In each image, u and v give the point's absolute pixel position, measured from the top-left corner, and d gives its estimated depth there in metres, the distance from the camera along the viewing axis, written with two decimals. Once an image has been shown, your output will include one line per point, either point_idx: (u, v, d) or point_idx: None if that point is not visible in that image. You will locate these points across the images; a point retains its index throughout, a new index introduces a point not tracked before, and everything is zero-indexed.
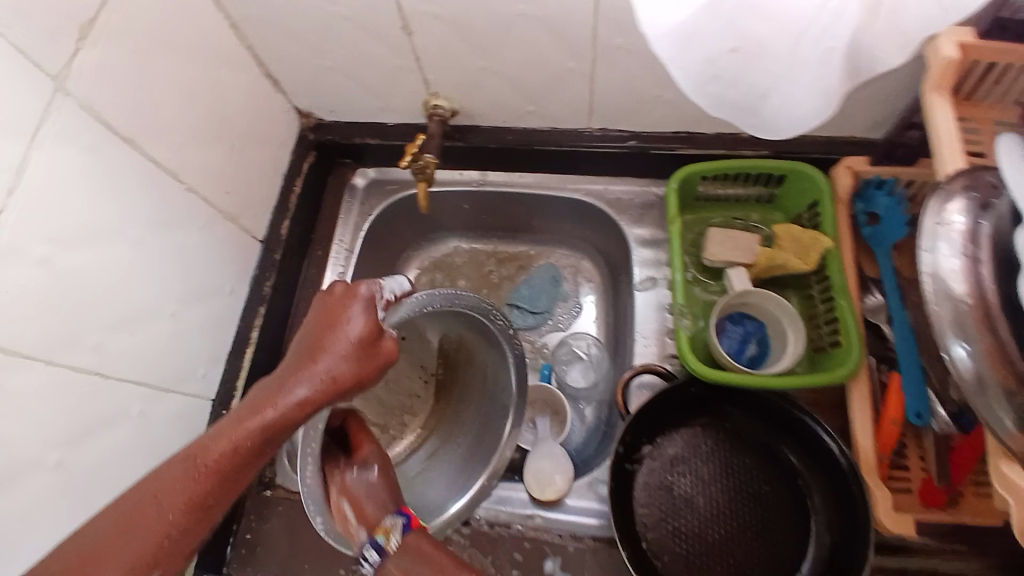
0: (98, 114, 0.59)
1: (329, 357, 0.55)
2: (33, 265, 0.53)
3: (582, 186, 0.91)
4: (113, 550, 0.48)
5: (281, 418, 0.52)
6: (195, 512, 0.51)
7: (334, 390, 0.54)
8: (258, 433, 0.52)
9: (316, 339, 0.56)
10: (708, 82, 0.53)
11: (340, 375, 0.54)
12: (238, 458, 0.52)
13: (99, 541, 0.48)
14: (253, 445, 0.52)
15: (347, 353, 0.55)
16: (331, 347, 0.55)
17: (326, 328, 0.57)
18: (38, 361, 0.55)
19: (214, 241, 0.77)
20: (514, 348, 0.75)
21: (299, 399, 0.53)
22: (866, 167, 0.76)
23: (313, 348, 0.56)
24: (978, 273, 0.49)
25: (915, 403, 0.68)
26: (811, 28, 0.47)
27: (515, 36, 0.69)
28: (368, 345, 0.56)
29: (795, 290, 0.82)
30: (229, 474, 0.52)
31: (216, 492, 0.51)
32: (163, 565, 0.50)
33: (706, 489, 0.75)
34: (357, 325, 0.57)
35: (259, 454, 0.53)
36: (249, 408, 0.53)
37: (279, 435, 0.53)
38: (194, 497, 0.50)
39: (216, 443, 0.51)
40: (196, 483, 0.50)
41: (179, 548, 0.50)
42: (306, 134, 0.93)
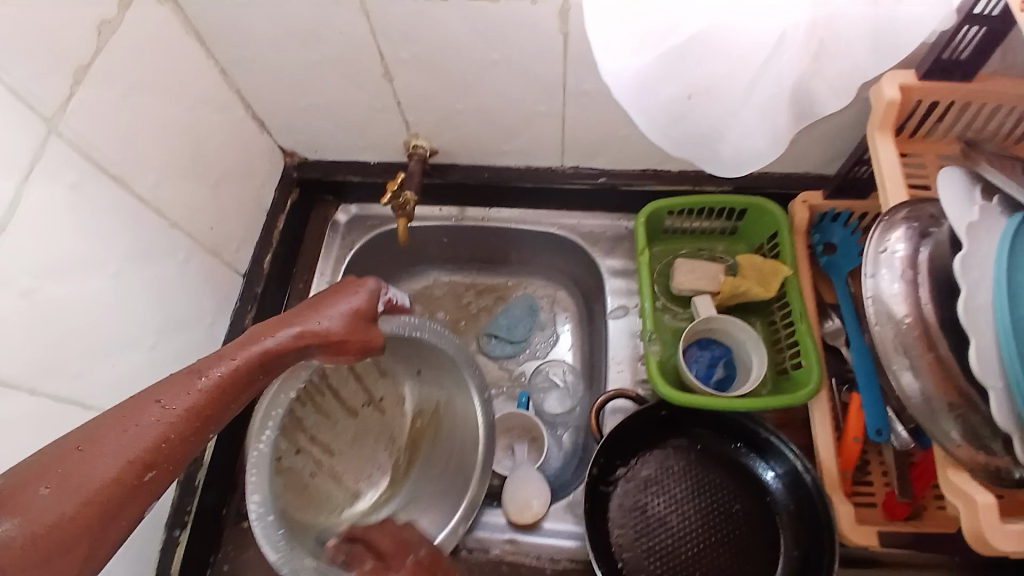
0: (88, 154, 0.61)
1: (327, 314, 0.60)
2: (16, 298, 0.54)
3: (557, 220, 0.96)
4: (110, 441, 0.45)
5: (278, 347, 0.56)
6: (193, 422, 0.49)
7: (323, 341, 0.59)
8: (257, 358, 0.55)
9: (319, 301, 0.62)
10: (667, 124, 0.58)
11: (333, 329, 0.59)
12: (234, 378, 0.53)
13: (95, 433, 0.46)
14: (249, 371, 0.54)
15: (343, 314, 0.61)
16: (330, 307, 0.61)
17: (328, 294, 0.63)
18: (21, 391, 0.55)
19: (198, 278, 0.78)
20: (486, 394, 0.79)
21: (295, 335, 0.57)
22: (821, 201, 0.80)
23: (314, 305, 0.61)
24: (917, 295, 0.54)
25: (875, 420, 0.71)
26: (759, 77, 0.52)
27: (490, 80, 0.74)
28: (362, 316, 0.63)
29: (758, 316, 0.86)
30: (228, 391, 0.52)
31: (214, 407, 0.51)
32: (157, 468, 0.47)
33: (679, 509, 0.77)
34: (358, 297, 0.64)
35: (251, 383, 0.55)
36: (249, 339, 0.57)
37: (269, 367, 0.56)
38: (194, 406, 0.50)
39: (220, 362, 0.53)
40: (197, 392, 0.50)
41: (174, 456, 0.48)
42: (290, 171, 0.96)
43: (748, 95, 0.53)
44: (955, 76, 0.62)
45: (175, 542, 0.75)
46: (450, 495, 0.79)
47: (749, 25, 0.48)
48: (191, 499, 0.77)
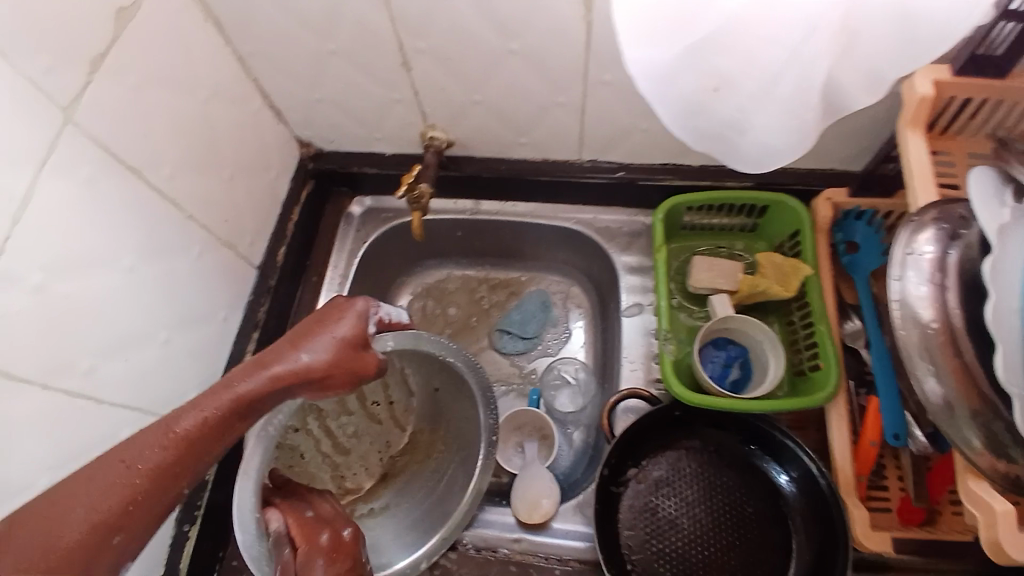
0: (102, 143, 0.60)
1: (310, 350, 0.56)
2: (28, 291, 0.54)
3: (572, 216, 0.95)
4: (72, 508, 0.46)
5: (255, 390, 0.54)
6: (162, 480, 0.49)
7: (305, 378, 0.55)
8: (230, 403, 0.53)
9: (306, 329, 0.58)
10: (688, 116, 0.57)
11: (315, 365, 0.56)
12: (205, 429, 0.51)
13: (62, 495, 0.47)
14: (219, 420, 0.52)
15: (328, 346, 0.57)
16: (314, 338, 0.57)
17: (316, 322, 0.59)
18: (34, 384, 0.55)
19: (211, 270, 0.78)
20: (490, 416, 0.76)
21: (273, 376, 0.54)
22: (845, 199, 0.79)
23: (299, 335, 0.57)
24: (945, 299, 0.52)
25: (893, 423, 0.70)
26: (786, 72, 0.50)
27: (508, 73, 0.73)
28: (351, 346, 0.58)
29: (777, 316, 0.85)
30: (200, 443, 0.51)
31: (183, 461, 0.50)
32: (124, 530, 0.48)
33: (690, 511, 0.76)
34: (347, 324, 0.59)
35: (227, 429, 0.53)
36: (224, 381, 0.54)
37: (244, 414, 0.54)
38: (162, 464, 0.49)
39: (190, 413, 0.51)
40: (165, 449, 0.50)
41: (142, 516, 0.48)
42: (305, 162, 0.96)
43: (773, 90, 0.52)
44: (989, 72, 0.60)
45: (186, 534, 0.76)
46: (444, 500, 0.78)
47: (778, 19, 0.47)
48: (201, 494, 0.77)
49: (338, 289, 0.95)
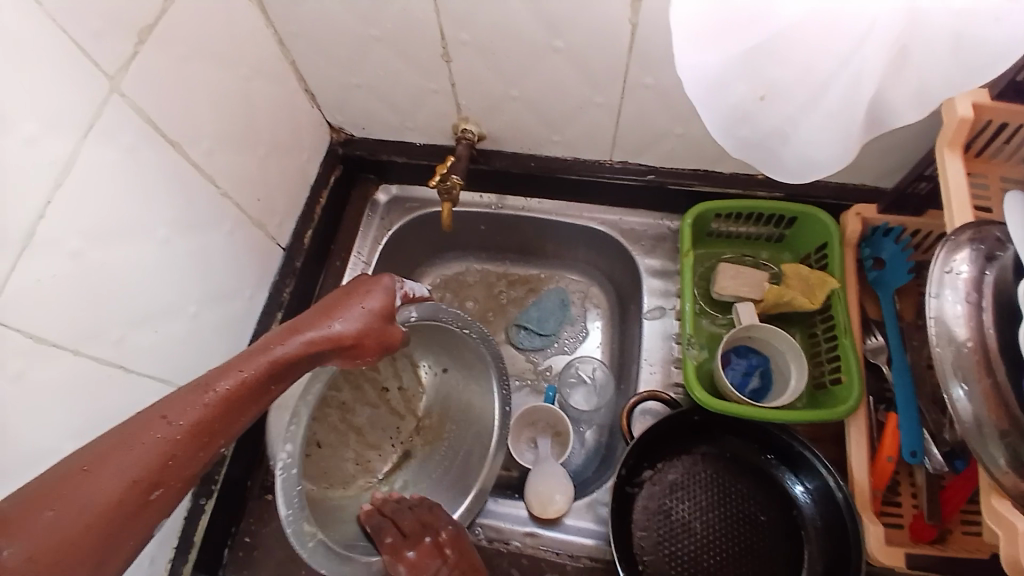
0: (146, 116, 0.61)
1: (344, 318, 0.57)
2: (65, 256, 0.54)
3: (597, 216, 0.95)
4: (114, 461, 0.45)
5: (292, 355, 0.54)
6: (199, 439, 0.48)
7: (339, 345, 0.56)
8: (267, 368, 0.52)
9: (336, 300, 0.59)
10: (732, 124, 0.57)
11: (348, 333, 0.56)
12: (242, 390, 0.51)
13: (99, 452, 0.45)
14: (257, 382, 0.52)
15: (360, 315, 0.58)
16: (346, 307, 0.58)
17: (345, 292, 0.59)
18: (67, 351, 0.56)
19: (240, 248, 0.79)
20: (503, 386, 0.79)
21: (309, 342, 0.54)
22: (875, 215, 0.79)
23: (330, 306, 0.58)
24: (981, 320, 0.52)
25: (911, 441, 0.70)
26: (834, 81, 0.50)
27: (548, 69, 0.73)
28: (382, 315, 0.59)
29: (800, 327, 0.85)
30: (238, 404, 0.51)
31: (220, 420, 0.50)
32: (165, 485, 0.47)
33: (703, 516, 0.77)
34: (377, 295, 0.59)
35: (262, 392, 0.53)
36: (258, 346, 0.53)
37: (279, 377, 0.54)
38: (200, 422, 0.49)
39: (226, 375, 0.51)
40: (201, 408, 0.49)
41: (179, 473, 0.47)
42: (335, 147, 0.96)
43: (820, 99, 0.52)
44: None
45: (202, 507, 0.76)
46: (462, 478, 0.80)
47: (832, 30, 0.47)
48: (220, 467, 0.77)
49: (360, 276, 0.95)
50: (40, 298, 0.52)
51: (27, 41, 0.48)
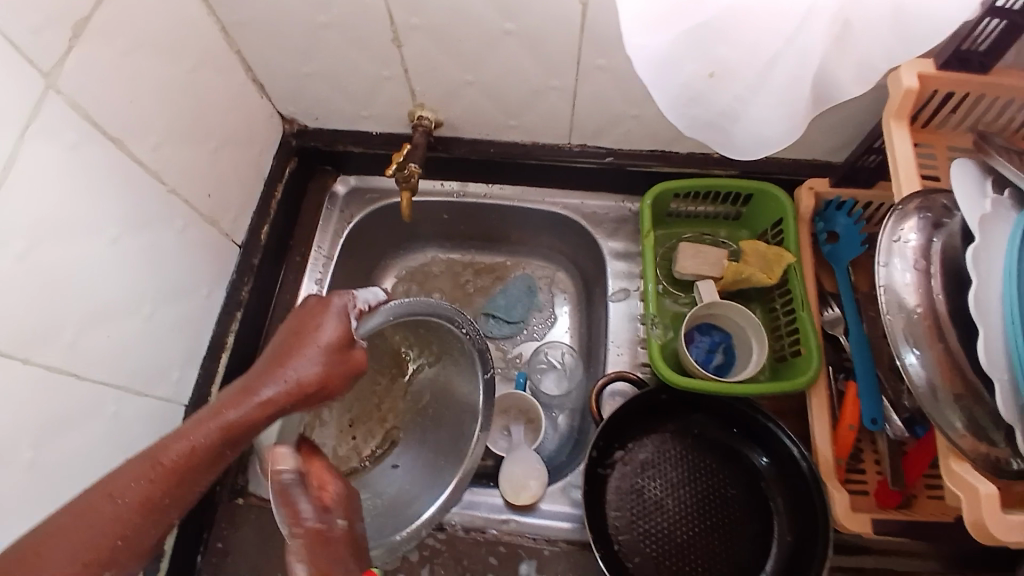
0: (86, 112, 0.58)
1: (299, 363, 0.54)
2: (10, 260, 0.52)
3: (560, 200, 0.95)
4: (67, 540, 0.46)
5: (248, 417, 0.51)
6: (148, 514, 0.48)
7: (299, 393, 0.53)
8: (219, 434, 0.50)
9: (287, 344, 0.56)
10: (683, 104, 0.57)
11: (306, 378, 0.53)
12: (194, 460, 0.49)
13: (50, 532, 0.46)
14: (213, 448, 0.50)
15: (315, 356, 0.55)
16: (299, 351, 0.55)
17: (296, 334, 0.57)
18: (15, 360, 0.53)
19: (194, 246, 0.76)
20: (487, 368, 0.72)
21: (264, 399, 0.52)
22: (827, 189, 0.81)
23: (283, 354, 0.55)
24: (930, 286, 0.54)
25: (870, 409, 0.73)
26: (779, 58, 0.51)
27: (503, 53, 0.72)
28: (338, 351, 0.56)
29: (759, 302, 0.86)
30: (188, 474, 0.49)
31: (171, 494, 0.49)
32: (114, 565, 0.47)
33: (675, 493, 0.78)
34: (330, 330, 0.57)
35: (218, 458, 0.51)
36: (209, 412, 0.51)
37: (237, 439, 0.51)
38: (148, 498, 0.48)
39: (174, 445, 0.49)
40: (151, 483, 0.48)
41: (132, 550, 0.48)
42: (288, 140, 0.94)
43: (767, 77, 0.52)
44: (974, 66, 0.62)
45: None
46: (449, 455, 0.75)
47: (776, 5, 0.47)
48: None
49: (323, 270, 0.94)
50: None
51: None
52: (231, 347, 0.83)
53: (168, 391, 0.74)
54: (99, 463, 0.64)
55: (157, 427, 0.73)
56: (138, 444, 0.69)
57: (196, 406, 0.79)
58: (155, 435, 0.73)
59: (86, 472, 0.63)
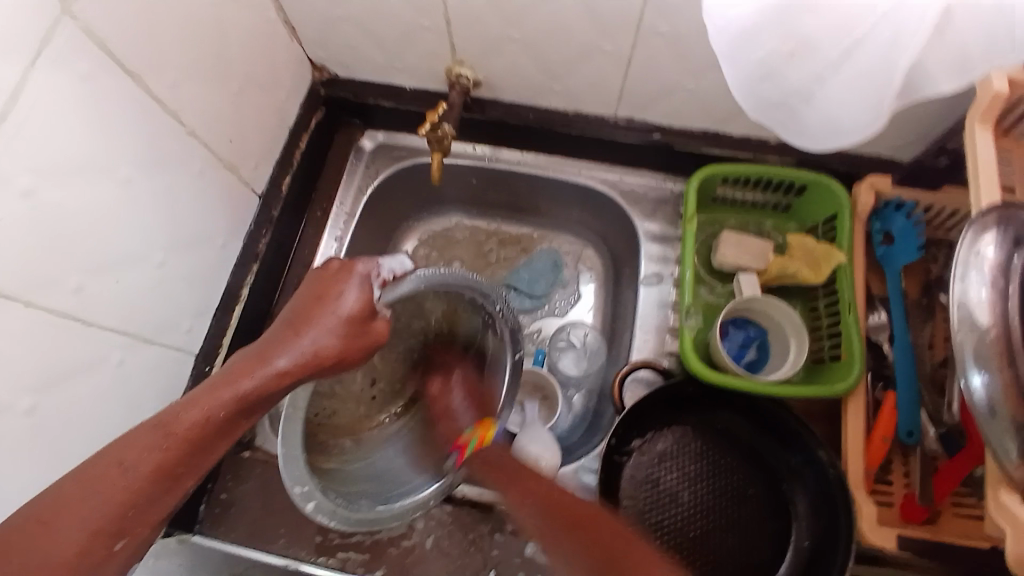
0: (104, 42, 0.54)
1: (318, 333, 0.53)
2: (16, 197, 0.49)
3: (596, 173, 0.90)
4: (72, 507, 0.44)
5: (261, 386, 0.50)
6: (162, 481, 0.47)
7: (316, 364, 0.52)
8: (233, 405, 0.49)
9: (306, 310, 0.55)
10: (755, 81, 0.52)
11: (324, 350, 0.52)
12: (208, 428, 0.48)
13: (54, 501, 0.44)
14: (226, 416, 0.49)
15: (334, 328, 0.53)
16: (318, 320, 0.54)
17: (315, 301, 0.55)
18: (16, 303, 0.50)
19: (210, 192, 0.73)
20: (516, 354, 0.72)
21: (279, 370, 0.51)
22: (889, 188, 0.76)
23: (302, 320, 0.54)
24: (1006, 306, 0.49)
25: (907, 420, 0.71)
26: (871, 38, 0.45)
27: (554, 11, 0.67)
28: (359, 322, 0.54)
29: (799, 299, 0.83)
30: (200, 445, 0.48)
31: (185, 461, 0.48)
32: (127, 534, 0.45)
33: (691, 487, 0.76)
34: (351, 299, 0.55)
35: (232, 426, 0.50)
36: (224, 378, 0.50)
37: (249, 408, 0.50)
38: (162, 465, 0.47)
39: (187, 413, 0.48)
40: (164, 452, 0.47)
41: (145, 518, 0.46)
42: (317, 88, 0.89)
43: (852, 60, 0.47)
44: None
45: None
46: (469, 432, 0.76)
47: None
48: None
49: (343, 227, 0.90)
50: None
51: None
52: (246, 300, 0.81)
53: (177, 341, 0.72)
54: (101, 410, 0.62)
55: (164, 378, 0.71)
56: (142, 395, 0.67)
57: (206, 358, 0.77)
58: (161, 386, 0.70)
59: (88, 423, 0.60)
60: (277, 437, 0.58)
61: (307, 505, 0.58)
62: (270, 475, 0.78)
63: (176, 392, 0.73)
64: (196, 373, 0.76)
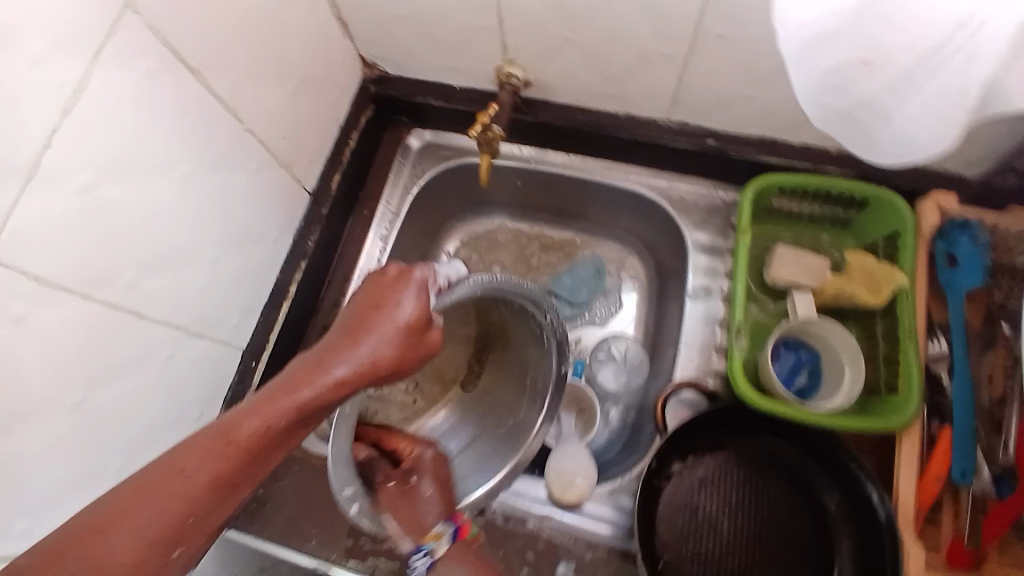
0: (166, 38, 0.54)
1: (375, 342, 0.52)
2: (72, 193, 0.49)
3: (645, 180, 0.87)
4: (128, 516, 0.44)
5: (321, 395, 0.50)
6: (221, 491, 0.47)
7: (374, 373, 0.52)
8: (293, 413, 0.49)
9: (361, 317, 0.54)
10: (823, 91, 0.49)
11: (381, 359, 0.52)
12: (269, 437, 0.49)
13: (111, 510, 0.44)
14: (287, 424, 0.49)
15: (391, 337, 0.53)
16: (376, 328, 0.53)
17: (372, 309, 0.54)
18: (74, 295, 0.52)
19: (265, 189, 0.73)
20: (562, 364, 0.71)
21: (338, 379, 0.51)
22: (954, 206, 0.73)
23: (357, 327, 0.54)
24: None
25: (961, 461, 0.66)
26: (945, 51, 0.41)
27: (611, 14, 0.64)
28: (415, 332, 0.54)
29: (856, 321, 0.79)
30: (260, 453, 0.48)
31: (243, 472, 0.48)
32: (185, 541, 0.46)
33: (732, 517, 0.73)
34: (408, 308, 0.54)
35: (290, 434, 0.50)
36: (283, 385, 0.50)
37: (307, 416, 0.50)
38: (221, 475, 0.47)
39: (248, 422, 0.48)
40: (225, 460, 0.47)
41: (202, 527, 0.46)
42: (368, 85, 0.89)
43: (929, 72, 0.43)
44: None
45: None
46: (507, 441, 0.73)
47: None
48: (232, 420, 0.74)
49: (389, 227, 0.90)
50: (27, 237, 0.47)
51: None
52: (293, 297, 0.81)
53: (225, 336, 0.73)
54: (146, 402, 0.63)
55: (210, 369, 0.72)
56: (187, 387, 0.68)
57: (253, 353, 0.78)
58: (207, 381, 0.72)
59: (133, 415, 0.61)
60: (329, 437, 0.58)
61: (351, 507, 0.60)
62: (305, 470, 0.79)
63: (219, 384, 0.74)
64: (243, 368, 0.77)
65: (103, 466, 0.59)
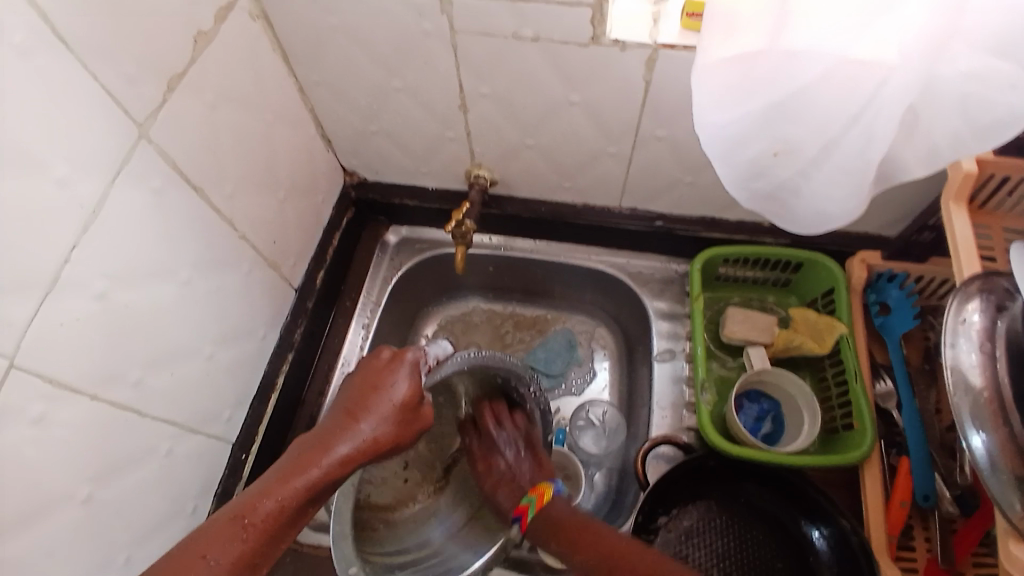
0: (172, 161, 0.61)
1: (374, 421, 0.57)
2: (90, 299, 0.54)
3: (605, 258, 0.97)
4: None
5: (328, 474, 0.54)
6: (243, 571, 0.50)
7: (374, 450, 0.57)
8: (305, 492, 0.53)
9: (359, 399, 0.59)
10: (747, 177, 0.59)
11: (381, 436, 0.57)
12: (283, 518, 0.52)
13: None
14: (298, 504, 0.53)
15: (389, 415, 0.58)
16: (375, 408, 0.58)
17: (369, 390, 0.60)
18: (83, 396, 0.55)
19: (256, 289, 0.79)
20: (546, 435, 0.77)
21: (341, 457, 0.55)
22: (879, 261, 0.82)
23: (355, 408, 0.59)
24: (995, 369, 0.53)
25: (923, 484, 0.72)
26: (846, 135, 0.51)
27: (556, 119, 0.75)
28: (409, 409, 0.59)
29: (808, 369, 0.87)
30: (277, 532, 0.52)
31: (262, 551, 0.51)
32: None
33: (719, 562, 0.77)
34: (402, 386, 0.60)
35: (301, 513, 0.54)
36: (292, 468, 0.54)
37: (317, 494, 0.54)
38: (243, 555, 0.50)
39: (263, 504, 0.52)
40: (245, 542, 0.50)
41: None
42: (348, 191, 0.97)
43: (833, 154, 0.53)
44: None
45: None
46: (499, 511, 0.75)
47: (831, 94, 0.48)
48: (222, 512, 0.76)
49: (371, 317, 0.97)
50: (53, 346, 0.51)
51: (56, 78, 0.48)
52: (280, 388, 0.85)
53: (218, 431, 0.76)
54: (145, 498, 0.65)
55: (204, 464, 0.74)
56: (182, 485, 0.70)
57: (242, 446, 0.80)
58: (202, 473, 0.74)
59: (133, 513, 0.63)
60: (329, 517, 0.61)
61: None
62: (302, 558, 0.82)
63: (212, 478, 0.76)
64: (234, 461, 0.79)
65: (110, 560, 0.61)
